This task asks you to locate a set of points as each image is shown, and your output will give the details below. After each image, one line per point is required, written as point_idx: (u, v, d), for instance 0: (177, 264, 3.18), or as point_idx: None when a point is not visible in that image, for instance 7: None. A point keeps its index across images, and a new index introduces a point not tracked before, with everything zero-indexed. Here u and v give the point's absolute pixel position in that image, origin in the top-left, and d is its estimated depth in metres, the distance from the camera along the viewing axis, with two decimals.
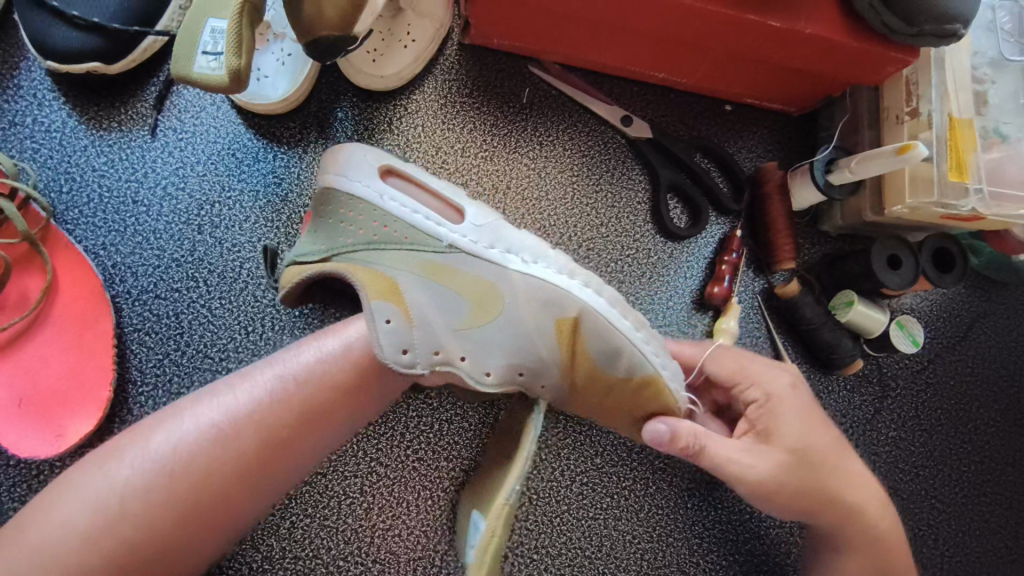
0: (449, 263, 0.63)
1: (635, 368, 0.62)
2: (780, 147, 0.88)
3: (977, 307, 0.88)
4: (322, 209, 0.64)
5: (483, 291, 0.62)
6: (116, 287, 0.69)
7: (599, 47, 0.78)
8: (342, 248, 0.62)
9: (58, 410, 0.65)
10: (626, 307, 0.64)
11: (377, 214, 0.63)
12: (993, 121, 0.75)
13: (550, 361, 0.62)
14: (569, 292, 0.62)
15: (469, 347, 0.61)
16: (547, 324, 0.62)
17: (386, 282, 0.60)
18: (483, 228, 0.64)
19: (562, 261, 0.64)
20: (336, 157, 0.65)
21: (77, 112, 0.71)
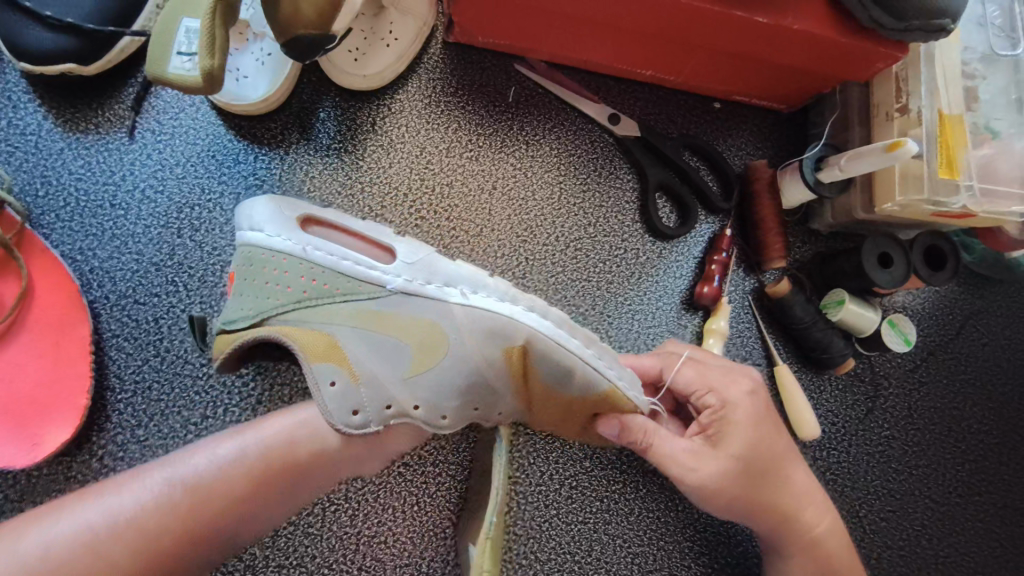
0: (386, 309, 0.62)
1: (588, 387, 0.61)
2: (770, 145, 0.87)
3: (970, 304, 0.87)
4: (246, 272, 0.62)
5: (425, 333, 0.61)
6: (93, 292, 0.68)
7: (586, 46, 0.77)
8: (272, 310, 0.61)
9: (34, 418, 0.63)
10: (573, 325, 0.63)
11: (304, 268, 0.62)
12: (984, 117, 0.74)
13: (502, 389, 0.62)
14: (513, 320, 0.61)
15: (420, 395, 0.61)
16: (497, 353, 0.61)
17: (323, 343, 0.59)
18: (415, 265, 0.63)
19: (502, 288, 0.63)
20: (247, 214, 0.64)
21: (53, 114, 0.70)
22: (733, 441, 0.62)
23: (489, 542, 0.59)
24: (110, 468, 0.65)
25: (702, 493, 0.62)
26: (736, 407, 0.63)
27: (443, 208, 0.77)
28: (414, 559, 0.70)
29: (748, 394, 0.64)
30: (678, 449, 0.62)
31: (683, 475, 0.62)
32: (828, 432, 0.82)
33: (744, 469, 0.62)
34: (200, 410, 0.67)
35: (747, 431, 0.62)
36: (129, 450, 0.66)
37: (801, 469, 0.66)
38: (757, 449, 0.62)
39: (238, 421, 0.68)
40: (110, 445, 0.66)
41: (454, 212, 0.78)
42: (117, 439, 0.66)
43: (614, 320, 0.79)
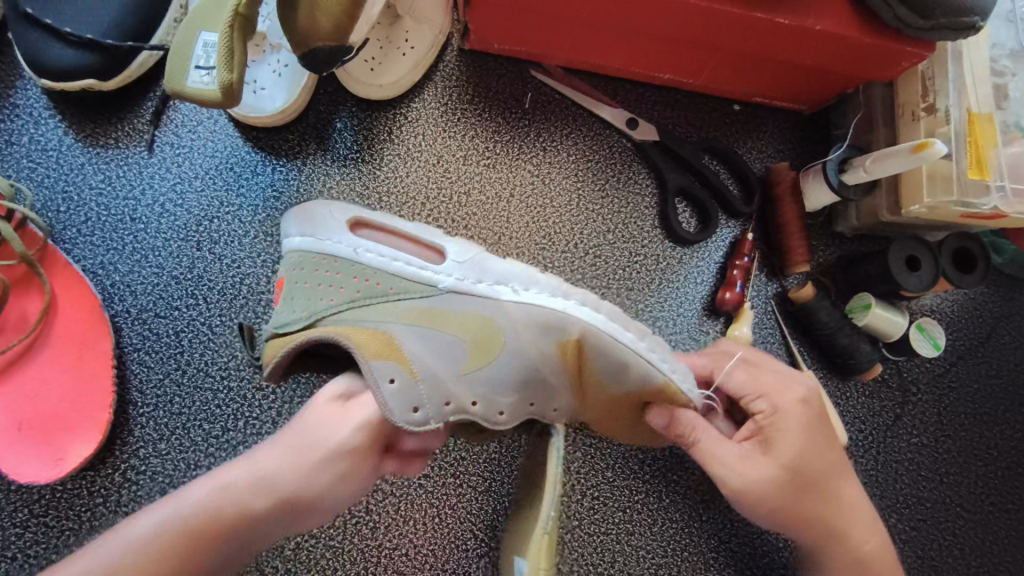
0: (441, 306, 0.61)
1: (645, 379, 0.60)
2: (791, 147, 0.85)
3: (1001, 307, 0.85)
4: (297, 276, 0.62)
5: (481, 328, 0.60)
6: (115, 307, 0.68)
7: (604, 50, 0.76)
8: (325, 310, 0.60)
9: (58, 433, 0.64)
10: (626, 319, 0.62)
11: (355, 268, 0.62)
12: (1015, 115, 0.72)
13: (558, 384, 0.61)
14: (568, 313, 0.60)
15: (478, 391, 0.60)
16: (552, 347, 0.60)
17: (379, 340, 0.58)
18: (466, 263, 0.63)
19: (553, 283, 0.62)
20: (297, 220, 0.65)
21: (73, 130, 0.70)
22: (785, 447, 0.61)
23: (545, 542, 0.56)
24: (133, 482, 0.66)
25: (750, 502, 0.61)
26: (786, 415, 0.62)
27: (461, 216, 0.77)
28: (436, 571, 0.70)
29: (799, 401, 0.62)
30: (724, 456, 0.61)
31: (733, 480, 0.61)
32: (855, 440, 0.80)
33: (793, 477, 0.61)
34: (221, 423, 0.67)
35: (796, 437, 0.61)
36: (151, 463, 0.66)
37: (848, 483, 0.64)
38: (807, 458, 0.61)
39: (259, 433, 0.68)
40: (132, 458, 0.66)
41: (472, 221, 0.77)
42: (139, 453, 0.66)
43: None
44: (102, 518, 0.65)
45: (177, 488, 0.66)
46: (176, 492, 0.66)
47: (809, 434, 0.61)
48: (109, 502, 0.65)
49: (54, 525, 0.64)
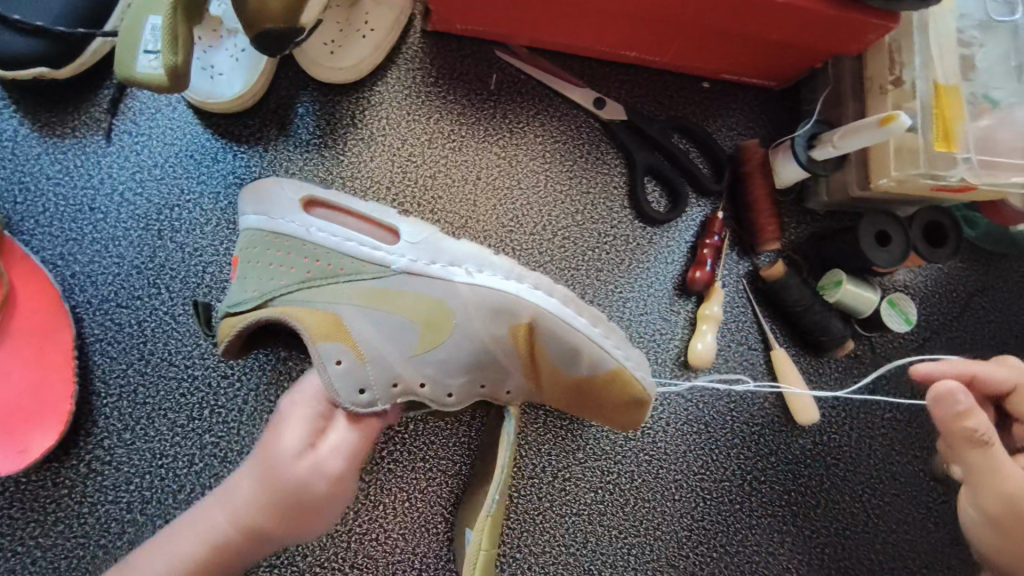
0: (392, 287, 0.62)
1: (596, 364, 0.63)
2: (761, 123, 0.84)
3: (975, 281, 0.84)
4: (250, 255, 0.62)
5: (432, 310, 0.61)
6: (75, 298, 0.68)
7: (569, 29, 0.75)
8: (277, 290, 0.60)
9: (20, 425, 0.64)
10: (580, 304, 0.64)
11: (308, 249, 0.62)
12: (983, 86, 0.71)
13: (510, 367, 0.63)
14: (520, 298, 0.62)
15: (426, 372, 0.61)
16: (503, 331, 0.62)
17: (328, 321, 0.59)
18: (420, 244, 0.62)
19: (507, 266, 0.63)
20: (251, 198, 0.64)
21: (29, 120, 0.69)
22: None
23: (489, 522, 0.60)
24: (98, 472, 0.66)
25: None
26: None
27: (427, 200, 0.76)
28: (407, 555, 0.70)
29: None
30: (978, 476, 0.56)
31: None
32: (828, 417, 0.80)
33: None
34: (186, 412, 0.67)
35: None
36: (116, 454, 0.66)
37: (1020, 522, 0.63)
38: None
39: (225, 421, 0.67)
40: (96, 449, 0.66)
41: (438, 205, 0.76)
42: (104, 444, 0.66)
43: (604, 308, 0.78)
44: (67, 509, 0.65)
45: (143, 478, 0.66)
46: (142, 481, 0.66)
47: None
48: (74, 493, 0.65)
49: (19, 517, 0.64)
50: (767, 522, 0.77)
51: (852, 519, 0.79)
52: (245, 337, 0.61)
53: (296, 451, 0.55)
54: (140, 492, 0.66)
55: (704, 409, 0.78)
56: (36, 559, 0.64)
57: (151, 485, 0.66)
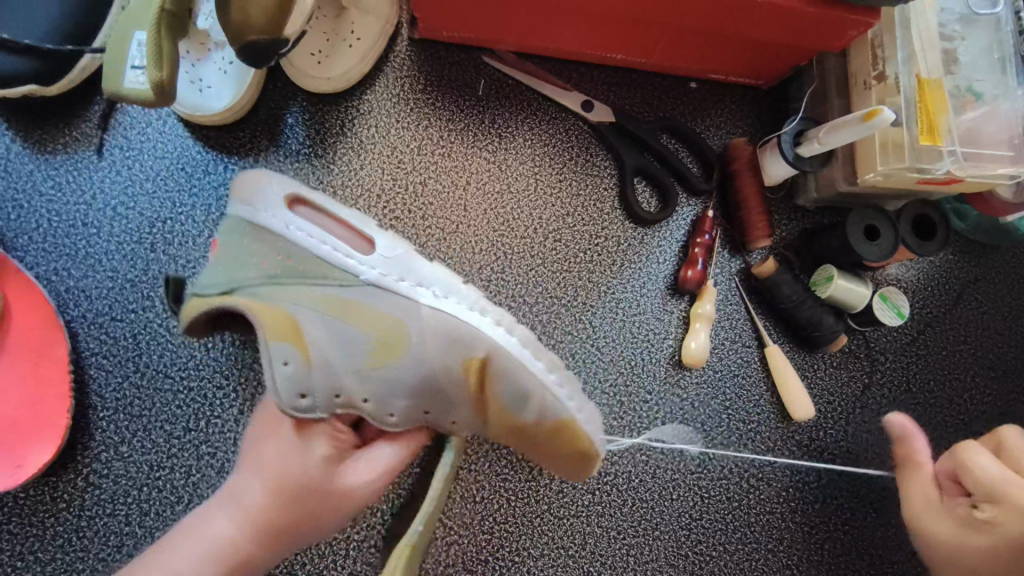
0: (356, 299, 0.62)
1: (545, 412, 0.63)
2: (749, 121, 0.85)
3: (966, 273, 0.84)
4: (226, 242, 0.63)
5: (392, 328, 0.61)
6: (70, 312, 0.68)
7: (554, 33, 0.75)
8: (243, 282, 0.60)
9: (16, 440, 0.64)
10: (539, 348, 0.65)
11: (280, 246, 0.62)
12: (966, 79, 0.72)
13: (458, 398, 0.63)
14: (479, 332, 0.62)
15: (370, 389, 0.61)
16: (455, 362, 0.62)
17: (284, 322, 0.60)
18: (393, 260, 0.63)
19: (473, 297, 0.64)
20: (239, 186, 0.63)
21: (20, 137, 0.70)
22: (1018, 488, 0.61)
23: (407, 550, 0.58)
24: (96, 486, 0.66)
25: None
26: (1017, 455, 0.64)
27: (418, 206, 0.77)
28: None
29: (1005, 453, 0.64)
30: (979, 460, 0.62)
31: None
32: (823, 412, 0.81)
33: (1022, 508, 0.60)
34: (182, 423, 0.68)
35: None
36: (113, 467, 0.66)
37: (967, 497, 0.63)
38: None
39: (221, 432, 0.68)
40: (94, 462, 0.66)
41: (429, 211, 0.77)
42: (101, 457, 0.66)
43: (597, 309, 0.78)
44: (66, 523, 0.65)
45: (141, 490, 0.66)
46: (140, 494, 0.66)
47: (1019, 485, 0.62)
48: (73, 507, 0.65)
49: (18, 532, 0.64)
50: (766, 519, 0.78)
51: (852, 514, 0.79)
52: (207, 319, 0.62)
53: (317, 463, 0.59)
54: (138, 504, 0.66)
55: (699, 407, 0.78)
56: (36, 574, 0.64)
57: (149, 498, 0.66)
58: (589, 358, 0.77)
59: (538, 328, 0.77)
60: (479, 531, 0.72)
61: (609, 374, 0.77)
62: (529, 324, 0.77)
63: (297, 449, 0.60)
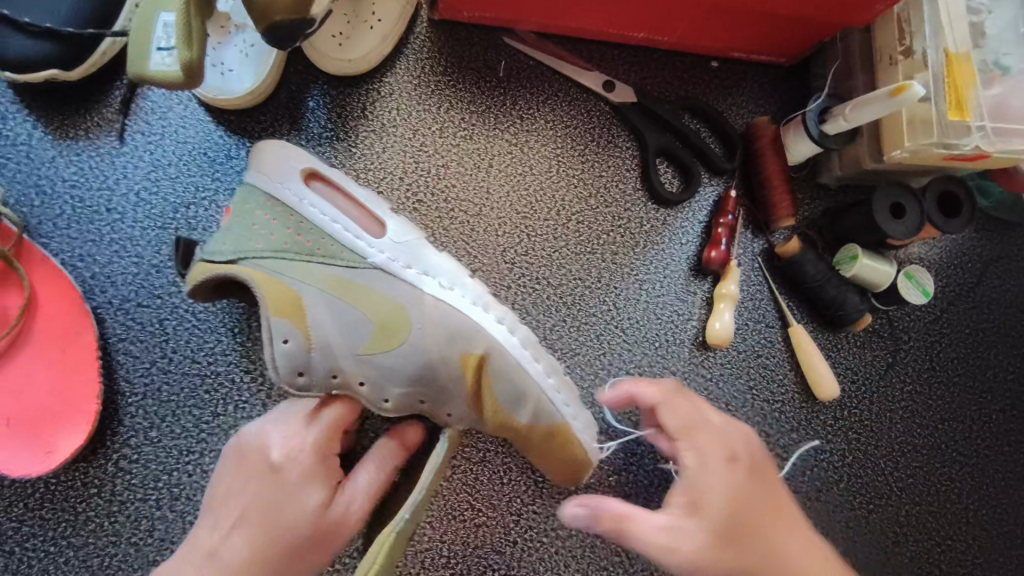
0: (360, 282, 0.62)
1: (540, 415, 0.63)
2: (772, 100, 0.84)
3: (990, 250, 0.84)
4: (237, 209, 0.63)
5: (393, 314, 0.62)
6: (96, 298, 0.68)
7: (576, 13, 0.75)
8: (250, 251, 0.61)
9: (46, 426, 0.65)
10: (539, 349, 0.65)
11: (292, 220, 0.63)
12: (994, 54, 0.71)
13: (452, 391, 0.63)
14: (482, 328, 0.63)
15: (367, 373, 0.62)
16: (454, 356, 0.62)
17: (289, 298, 0.61)
18: (402, 246, 0.64)
19: (479, 291, 0.64)
20: (256, 155, 0.65)
21: (42, 123, 0.69)
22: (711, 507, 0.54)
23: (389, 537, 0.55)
24: (127, 471, 0.66)
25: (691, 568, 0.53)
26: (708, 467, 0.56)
27: (439, 189, 0.76)
28: (435, 542, 0.71)
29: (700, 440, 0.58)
30: (655, 528, 0.54)
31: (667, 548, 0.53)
32: (847, 390, 0.80)
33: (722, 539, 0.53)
34: (211, 408, 0.68)
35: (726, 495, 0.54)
36: (144, 451, 0.66)
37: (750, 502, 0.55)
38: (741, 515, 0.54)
39: (250, 417, 0.68)
40: (124, 448, 0.66)
41: (451, 193, 0.76)
42: (131, 442, 0.66)
43: (621, 290, 0.78)
44: (98, 508, 0.65)
45: (171, 475, 0.66)
46: (170, 478, 0.66)
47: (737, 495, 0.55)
48: (105, 492, 0.65)
49: (51, 517, 0.65)
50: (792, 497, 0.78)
51: (876, 492, 0.79)
52: (212, 288, 0.61)
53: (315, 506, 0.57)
54: (170, 488, 0.66)
55: (724, 388, 0.78)
56: (70, 559, 0.65)
57: (180, 482, 0.66)
58: (613, 339, 0.77)
59: (563, 310, 0.77)
60: (507, 512, 0.73)
61: (634, 355, 0.77)
62: (554, 306, 0.76)
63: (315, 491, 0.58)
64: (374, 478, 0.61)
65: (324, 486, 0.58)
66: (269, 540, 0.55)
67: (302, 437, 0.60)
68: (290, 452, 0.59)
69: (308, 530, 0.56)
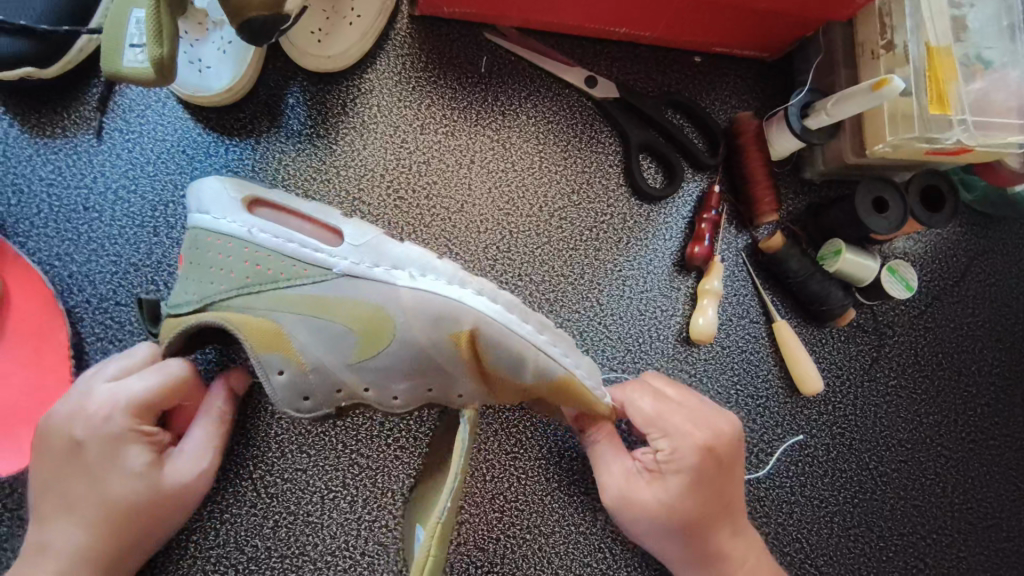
0: (331, 293, 0.62)
1: (542, 373, 0.63)
2: (755, 95, 0.84)
3: (975, 245, 0.84)
4: (191, 257, 0.61)
5: (370, 315, 0.61)
6: (74, 298, 0.68)
7: (557, 9, 0.74)
8: (216, 295, 0.60)
9: (23, 426, 0.65)
10: (523, 310, 0.65)
11: (247, 251, 0.62)
12: (975, 47, 0.71)
13: (457, 373, 0.62)
14: (463, 302, 0.62)
15: (368, 378, 0.62)
16: (445, 336, 0.62)
17: (267, 328, 0.60)
18: (362, 247, 0.63)
19: (449, 271, 0.64)
20: (194, 198, 0.63)
21: (18, 121, 0.69)
22: (671, 488, 0.62)
23: (439, 527, 0.56)
24: None
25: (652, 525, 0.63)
26: (680, 455, 0.62)
27: (422, 186, 0.76)
28: None
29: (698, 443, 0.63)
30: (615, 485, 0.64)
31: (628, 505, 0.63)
32: (831, 386, 0.80)
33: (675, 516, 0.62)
34: None
35: (688, 481, 0.62)
36: None
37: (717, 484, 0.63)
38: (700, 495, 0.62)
39: None
40: None
41: (433, 190, 0.76)
42: None
43: (604, 287, 0.78)
44: None
45: None
46: None
47: (699, 485, 0.62)
48: None
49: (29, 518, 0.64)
50: (777, 492, 0.77)
51: (861, 487, 0.79)
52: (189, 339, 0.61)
53: (143, 472, 0.58)
54: None
55: (707, 383, 0.78)
56: None
57: None
58: (597, 336, 0.77)
59: (545, 306, 0.76)
60: (490, 509, 0.72)
61: (617, 352, 0.77)
62: (537, 303, 0.76)
63: (143, 459, 0.59)
64: (204, 432, 0.63)
65: (145, 448, 0.59)
66: (100, 513, 0.57)
67: (112, 400, 0.58)
68: (90, 426, 0.57)
69: (141, 494, 0.58)
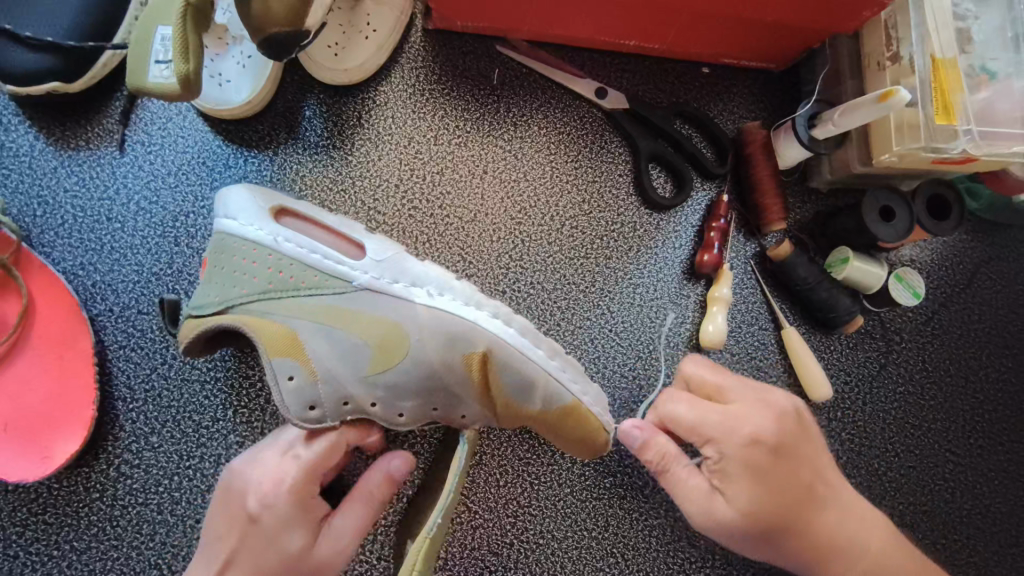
0: (351, 306, 0.63)
1: (551, 399, 0.65)
2: (763, 106, 0.85)
3: (981, 252, 0.85)
4: (215, 259, 0.63)
5: (387, 331, 0.63)
6: (97, 306, 0.69)
7: (568, 22, 0.76)
8: (237, 299, 0.62)
9: (45, 432, 0.66)
10: (537, 336, 0.66)
11: (271, 258, 0.63)
12: (980, 58, 0.72)
13: (463, 394, 0.64)
14: (478, 327, 0.63)
15: (378, 393, 0.63)
16: (456, 358, 0.63)
17: (284, 336, 0.61)
18: (383, 263, 0.64)
19: (467, 292, 0.65)
20: (222, 202, 0.65)
21: (44, 134, 0.71)
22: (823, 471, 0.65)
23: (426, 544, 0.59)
24: (127, 476, 0.67)
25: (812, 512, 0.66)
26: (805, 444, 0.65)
27: (435, 197, 0.77)
28: None
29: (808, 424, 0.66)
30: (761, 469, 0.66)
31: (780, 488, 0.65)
32: (840, 392, 0.81)
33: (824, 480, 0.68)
34: (210, 413, 0.69)
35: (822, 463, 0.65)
36: (144, 457, 0.68)
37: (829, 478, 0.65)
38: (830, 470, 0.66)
39: (249, 421, 0.69)
40: (125, 453, 0.67)
41: (446, 200, 0.78)
42: (132, 447, 0.68)
43: (615, 295, 0.79)
44: (100, 512, 0.66)
45: (172, 479, 0.67)
46: (171, 483, 0.67)
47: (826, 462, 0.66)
48: (106, 497, 0.67)
49: (53, 522, 0.66)
50: None
51: (870, 492, 0.80)
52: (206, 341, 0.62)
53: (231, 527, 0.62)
54: (170, 492, 0.67)
55: None
56: (72, 563, 0.66)
57: (181, 487, 0.67)
58: (608, 343, 0.78)
59: (557, 314, 0.78)
60: (503, 514, 0.73)
61: (628, 358, 0.78)
62: (548, 311, 0.77)
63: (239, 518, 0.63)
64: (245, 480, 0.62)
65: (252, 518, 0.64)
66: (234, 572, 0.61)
67: None
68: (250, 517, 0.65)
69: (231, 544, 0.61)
